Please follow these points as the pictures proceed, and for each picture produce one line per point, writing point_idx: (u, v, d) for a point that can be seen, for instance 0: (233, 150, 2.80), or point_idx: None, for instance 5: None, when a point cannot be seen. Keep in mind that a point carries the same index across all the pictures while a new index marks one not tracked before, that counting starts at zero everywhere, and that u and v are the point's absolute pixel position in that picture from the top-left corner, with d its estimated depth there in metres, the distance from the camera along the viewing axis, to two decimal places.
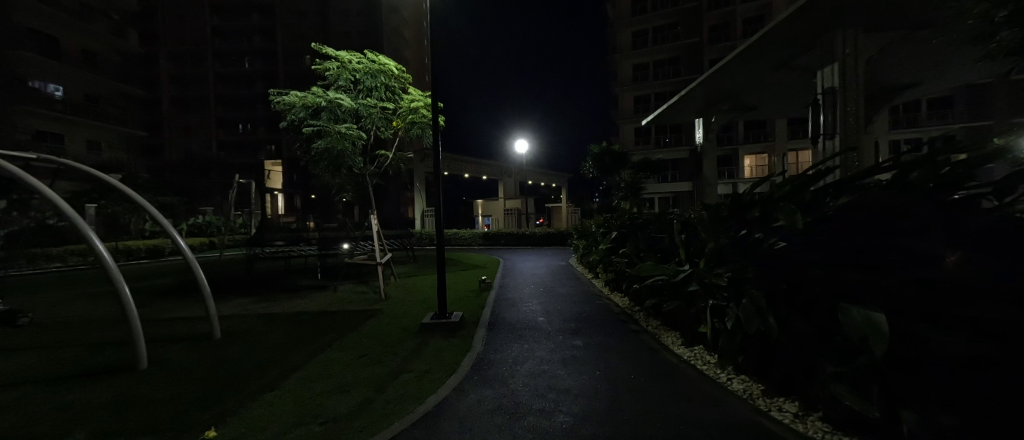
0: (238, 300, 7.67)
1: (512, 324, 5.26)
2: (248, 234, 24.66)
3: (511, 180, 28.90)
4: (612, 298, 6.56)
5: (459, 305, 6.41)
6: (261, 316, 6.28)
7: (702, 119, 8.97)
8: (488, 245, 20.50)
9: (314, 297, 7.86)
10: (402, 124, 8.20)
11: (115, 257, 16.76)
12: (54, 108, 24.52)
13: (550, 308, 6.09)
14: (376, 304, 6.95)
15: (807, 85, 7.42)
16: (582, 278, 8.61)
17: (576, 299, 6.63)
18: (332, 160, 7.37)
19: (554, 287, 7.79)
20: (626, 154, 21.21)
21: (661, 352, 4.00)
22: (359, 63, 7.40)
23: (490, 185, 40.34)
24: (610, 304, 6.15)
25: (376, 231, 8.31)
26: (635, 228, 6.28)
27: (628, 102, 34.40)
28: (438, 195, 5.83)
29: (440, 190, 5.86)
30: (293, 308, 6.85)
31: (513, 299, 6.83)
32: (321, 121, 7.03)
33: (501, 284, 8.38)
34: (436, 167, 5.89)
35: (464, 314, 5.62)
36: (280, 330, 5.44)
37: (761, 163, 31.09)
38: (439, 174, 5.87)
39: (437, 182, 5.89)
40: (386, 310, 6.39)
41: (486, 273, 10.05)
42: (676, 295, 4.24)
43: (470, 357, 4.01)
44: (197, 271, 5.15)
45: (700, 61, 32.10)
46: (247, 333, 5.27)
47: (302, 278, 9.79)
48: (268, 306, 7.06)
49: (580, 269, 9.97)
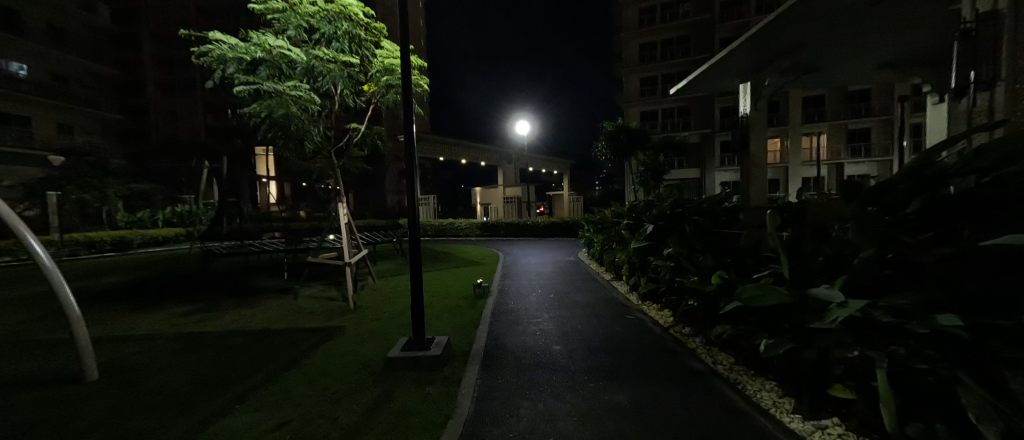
0: (167, 312, 6.06)
1: (516, 359, 3.70)
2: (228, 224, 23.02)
3: (511, 167, 27.15)
4: (646, 311, 4.99)
5: (444, 322, 4.84)
6: (181, 339, 4.70)
7: (750, 83, 7.05)
8: (485, 236, 18.93)
9: (267, 305, 6.27)
10: (375, 89, 6.52)
11: (75, 250, 15.33)
12: (17, 88, 22.62)
13: (567, 326, 4.56)
14: (340, 318, 5.38)
15: (896, 32, 5.58)
16: (599, 281, 7.06)
17: (598, 312, 5.05)
18: (278, 131, 5.66)
19: (566, 294, 6.22)
20: (637, 135, 19.18)
21: (760, 424, 2.45)
22: (313, 4, 5.65)
23: (488, 172, 38.54)
24: (647, 322, 4.59)
25: (344, 225, 6.56)
26: (684, 223, 4.63)
27: (634, 84, 32.50)
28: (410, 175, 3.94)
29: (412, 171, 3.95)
30: (230, 325, 5.23)
31: (516, 312, 5.28)
32: (258, 79, 5.32)
33: (502, 289, 6.77)
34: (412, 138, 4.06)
35: (451, 341, 4.06)
36: (189, 365, 3.83)
37: (773, 148, 29.48)
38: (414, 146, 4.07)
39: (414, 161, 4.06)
40: (349, 329, 4.83)
41: (483, 273, 8.41)
42: (780, 331, 2.69)
43: (451, 433, 2.46)
44: (60, 282, 3.54)
45: (710, 40, 30.01)
46: (134, 373, 3.66)
47: (264, 278, 8.26)
48: (200, 321, 5.49)
49: (595, 267, 8.42)
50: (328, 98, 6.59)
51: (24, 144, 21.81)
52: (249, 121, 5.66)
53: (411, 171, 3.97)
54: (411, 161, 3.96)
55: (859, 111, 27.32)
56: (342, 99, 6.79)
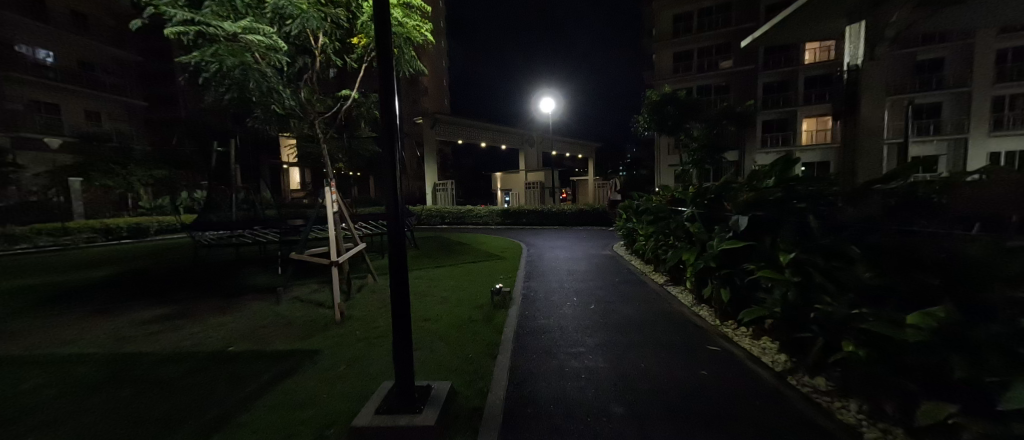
0: (123, 319, 5.01)
1: (554, 432, 2.32)
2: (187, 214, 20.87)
3: (534, 150, 25.44)
4: (736, 341, 3.49)
5: (448, 352, 3.52)
6: (103, 367, 3.52)
7: (864, 22, 5.18)
8: (506, 224, 17.57)
9: (245, 311, 5.22)
10: (365, 41, 5.26)
11: (92, 236, 15.12)
12: (45, 75, 22.75)
13: (624, 366, 3.14)
14: (318, 334, 4.17)
15: None
16: (648, 286, 5.58)
17: (664, 339, 3.62)
18: (238, 90, 4.48)
19: (610, 305, 4.80)
20: (673, 113, 16.99)
21: None
22: None
23: (509, 156, 36.91)
24: (744, 361, 3.13)
25: (332, 217, 5.24)
26: (805, 216, 3.06)
27: (666, 59, 29.77)
28: (386, 133, 2.43)
29: (386, 128, 2.41)
30: (184, 342, 4.13)
31: (549, 335, 3.89)
32: (202, 16, 4.14)
33: (527, 295, 5.40)
34: (386, 68, 2.36)
35: (458, 390, 2.74)
36: (71, 422, 2.59)
37: (823, 127, 26.92)
38: (391, 83, 2.39)
39: (390, 106, 2.40)
40: (325, 355, 3.61)
41: (505, 271, 7.05)
42: None
43: None
44: None
45: (754, 7, 26.70)
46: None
47: (255, 274, 7.26)
48: (152, 334, 4.41)
49: (640, 267, 6.90)
50: (303, 51, 5.36)
51: (51, 130, 21.93)
52: (196, 77, 4.51)
53: (385, 136, 2.43)
54: (389, 114, 2.40)
55: (929, 83, 23.78)
56: (325, 54, 5.55)
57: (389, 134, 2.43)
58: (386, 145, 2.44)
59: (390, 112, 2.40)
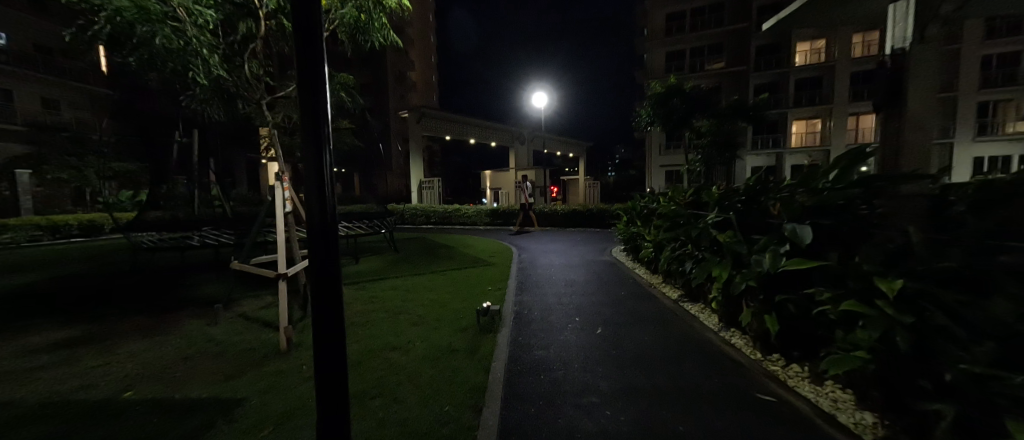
0: (8, 345, 3.93)
1: None
2: (130, 210, 18.67)
3: (524, 148, 24.56)
4: (793, 387, 2.70)
5: (418, 403, 2.61)
6: None
7: None
8: (496, 224, 16.67)
9: (172, 333, 4.22)
10: None
11: (36, 233, 13.66)
12: None
13: (656, 425, 2.33)
14: (249, 373, 3.21)
15: None
16: (660, 302, 4.79)
17: (698, 382, 2.83)
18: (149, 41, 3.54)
19: (618, 329, 3.98)
20: (668, 111, 16.26)
21: None
22: None
23: (499, 154, 35.91)
24: (816, 422, 2.31)
25: (282, 218, 4.22)
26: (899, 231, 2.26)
27: (658, 58, 29.14)
28: (309, 91, 1.46)
29: (307, 81, 1.44)
30: (69, 383, 3.12)
31: (551, 374, 3.04)
32: None
33: (519, 314, 4.54)
34: None
35: None
36: None
37: (812, 130, 26.81)
38: (316, 8, 1.43)
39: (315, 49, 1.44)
40: (247, 408, 2.65)
41: (494, 281, 6.17)
42: None
43: None
44: None
45: (747, 8, 26.33)
46: None
47: (203, 283, 6.22)
48: (33, 368, 3.38)
49: (647, 277, 6.10)
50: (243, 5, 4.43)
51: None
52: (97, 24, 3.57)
53: (307, 97, 1.44)
54: (311, 61, 1.45)
55: None
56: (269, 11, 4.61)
57: (312, 93, 1.45)
58: (309, 108, 1.46)
59: (314, 57, 1.44)
